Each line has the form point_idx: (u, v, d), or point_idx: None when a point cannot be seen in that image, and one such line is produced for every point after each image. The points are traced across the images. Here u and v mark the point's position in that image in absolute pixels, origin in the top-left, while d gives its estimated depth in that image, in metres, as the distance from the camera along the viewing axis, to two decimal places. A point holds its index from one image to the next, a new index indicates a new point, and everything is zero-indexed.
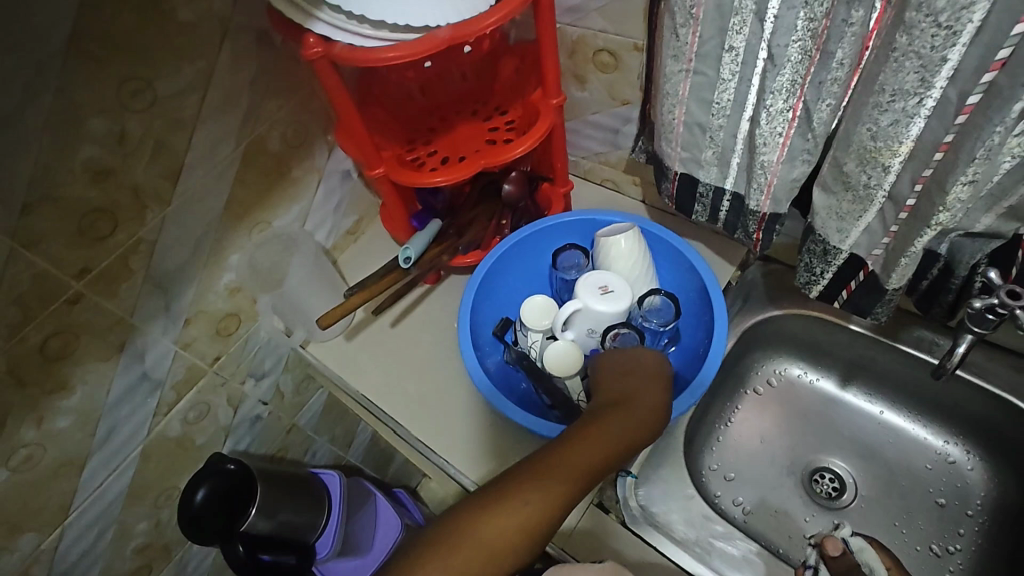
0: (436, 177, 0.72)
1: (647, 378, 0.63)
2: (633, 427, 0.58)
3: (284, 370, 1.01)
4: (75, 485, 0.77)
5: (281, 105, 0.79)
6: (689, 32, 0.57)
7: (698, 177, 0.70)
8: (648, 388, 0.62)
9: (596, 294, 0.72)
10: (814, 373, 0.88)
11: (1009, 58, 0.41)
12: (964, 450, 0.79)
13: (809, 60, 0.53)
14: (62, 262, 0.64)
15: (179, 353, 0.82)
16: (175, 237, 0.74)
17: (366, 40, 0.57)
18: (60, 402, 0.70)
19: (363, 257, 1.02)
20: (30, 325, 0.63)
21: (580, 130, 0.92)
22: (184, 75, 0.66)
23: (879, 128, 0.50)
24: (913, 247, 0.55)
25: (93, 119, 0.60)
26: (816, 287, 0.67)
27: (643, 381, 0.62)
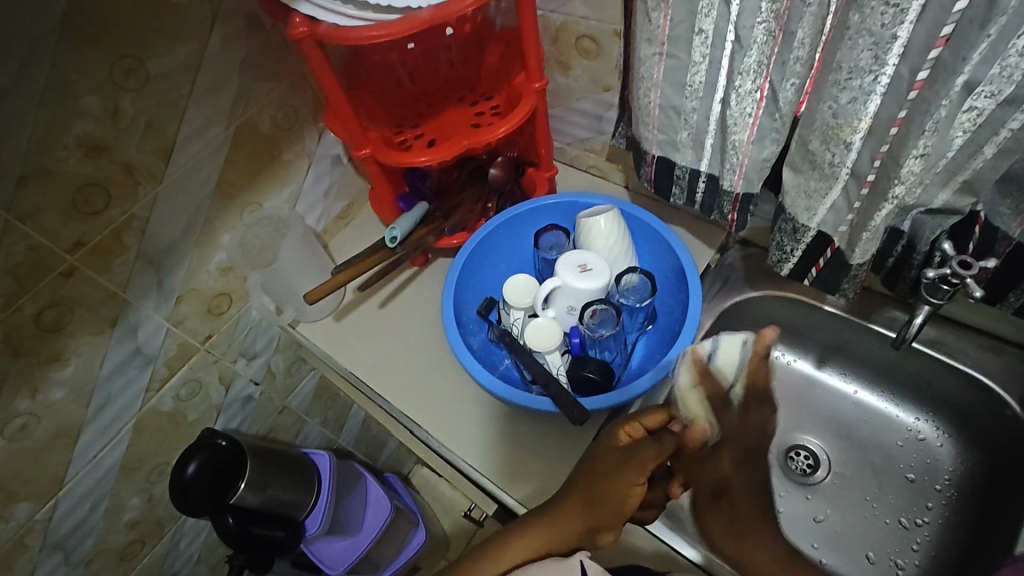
0: (421, 157, 0.75)
1: (620, 466, 0.60)
2: (605, 516, 0.59)
3: (276, 352, 1.04)
4: (69, 456, 0.79)
5: (271, 88, 0.81)
6: (660, 15, 0.59)
7: (675, 160, 0.72)
8: (620, 474, 0.59)
9: (575, 272, 0.74)
10: (791, 355, 0.90)
11: (952, 35, 0.44)
12: (934, 428, 0.81)
13: (773, 41, 0.55)
14: (56, 235, 0.66)
15: (171, 330, 0.84)
16: (167, 215, 0.76)
17: (350, 20, 0.59)
18: (54, 373, 0.72)
19: (354, 241, 1.04)
20: (25, 295, 0.66)
21: (565, 117, 0.94)
22: (176, 56, 0.68)
23: (839, 106, 0.52)
24: (872, 222, 0.57)
25: (87, 96, 0.63)
26: (786, 265, 0.69)
27: (624, 455, 0.60)
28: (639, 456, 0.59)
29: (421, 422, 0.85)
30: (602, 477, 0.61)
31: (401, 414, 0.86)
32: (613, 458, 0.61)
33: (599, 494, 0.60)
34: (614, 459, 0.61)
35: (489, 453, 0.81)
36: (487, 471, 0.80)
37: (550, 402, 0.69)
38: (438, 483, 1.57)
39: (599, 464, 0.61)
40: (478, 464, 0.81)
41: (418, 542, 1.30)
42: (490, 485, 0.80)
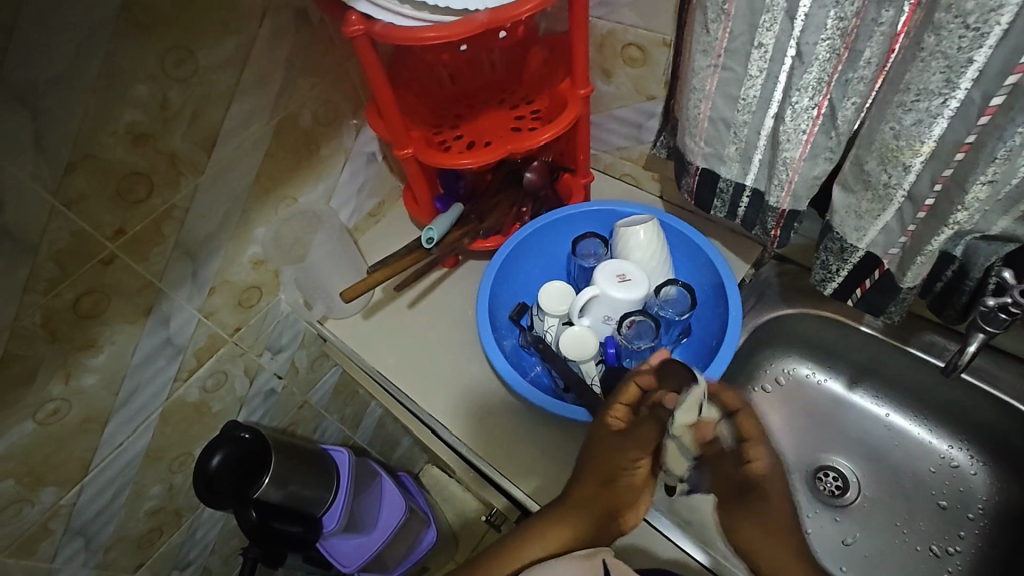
0: (464, 159, 0.74)
1: (622, 438, 0.63)
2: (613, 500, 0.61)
3: (300, 346, 1.04)
4: (96, 443, 0.79)
5: (314, 84, 0.81)
6: (720, 27, 0.58)
7: (719, 173, 0.72)
8: (623, 449, 0.63)
9: (614, 281, 0.73)
10: (822, 374, 0.89)
11: None
12: (968, 455, 0.80)
13: (837, 58, 0.55)
14: (99, 223, 0.66)
15: (202, 321, 0.84)
16: (206, 206, 0.76)
17: (407, 20, 0.58)
18: (88, 359, 0.72)
19: (383, 239, 1.03)
20: (66, 281, 0.66)
21: (603, 124, 0.93)
22: (226, 48, 0.68)
23: (902, 128, 0.51)
24: (928, 247, 0.57)
25: (138, 85, 0.62)
26: (830, 285, 0.68)
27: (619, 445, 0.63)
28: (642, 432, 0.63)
29: (447, 424, 0.84)
30: (605, 455, 0.63)
31: (423, 412, 0.86)
32: (614, 435, 0.64)
33: (612, 479, 0.62)
34: (614, 439, 0.64)
35: (516, 459, 0.80)
36: (511, 475, 0.79)
37: (586, 413, 0.68)
38: (449, 484, 1.56)
39: (602, 445, 0.64)
40: (503, 468, 0.80)
41: (429, 542, 1.29)
42: (513, 491, 0.79)
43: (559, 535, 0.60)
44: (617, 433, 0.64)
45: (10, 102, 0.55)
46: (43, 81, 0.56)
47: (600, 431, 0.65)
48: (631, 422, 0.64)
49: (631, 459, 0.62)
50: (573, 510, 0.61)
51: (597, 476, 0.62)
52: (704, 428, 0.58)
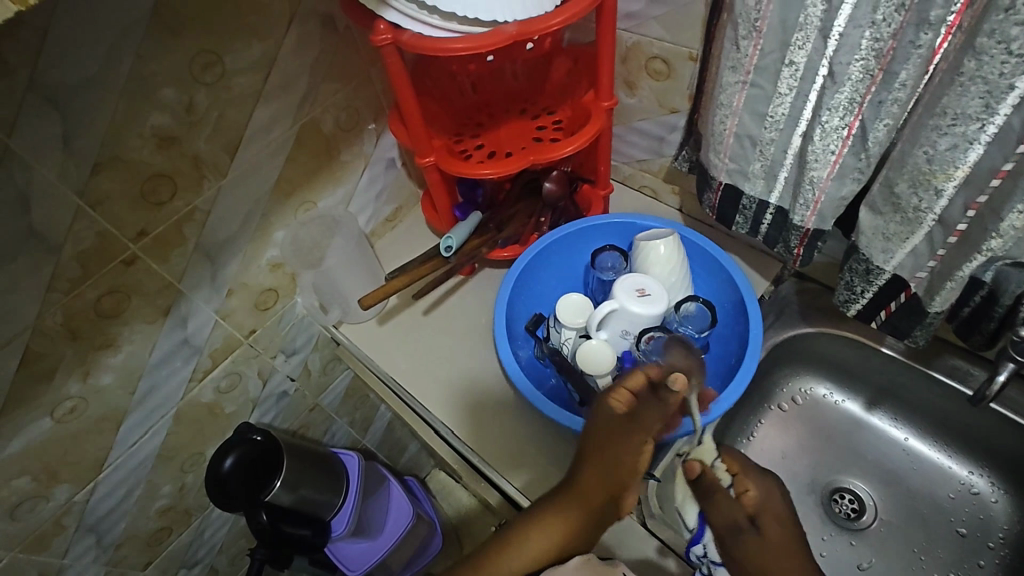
0: (484, 170, 0.73)
1: (626, 424, 0.59)
2: (613, 489, 0.61)
3: (314, 349, 1.04)
4: (111, 441, 0.80)
5: (337, 90, 0.81)
6: (750, 44, 0.58)
7: (743, 190, 0.71)
8: (628, 437, 0.60)
9: (633, 296, 0.72)
10: (840, 395, 0.88)
11: None
12: (989, 482, 0.78)
13: (870, 79, 0.54)
14: (122, 223, 0.66)
15: (219, 322, 0.84)
16: (227, 208, 0.76)
17: (435, 31, 0.58)
18: (106, 359, 0.73)
19: (400, 245, 1.03)
20: (88, 281, 0.66)
21: (624, 136, 0.93)
22: (252, 53, 0.68)
23: (936, 151, 0.50)
24: (958, 272, 0.56)
25: (165, 88, 0.63)
26: (854, 306, 0.67)
27: (618, 431, 0.60)
28: (645, 410, 0.59)
29: (460, 433, 0.84)
30: (605, 442, 0.61)
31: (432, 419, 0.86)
32: (620, 420, 0.60)
33: (615, 469, 0.61)
34: (617, 424, 0.60)
35: (529, 471, 0.80)
36: (523, 487, 0.79)
37: None
38: (455, 490, 1.55)
39: (605, 434, 0.60)
40: (515, 480, 0.79)
41: (435, 548, 1.29)
42: (523, 500, 0.78)
43: (562, 527, 0.64)
44: (621, 417, 0.59)
45: (40, 103, 0.55)
46: (73, 82, 0.56)
47: (604, 417, 0.61)
48: (632, 407, 0.59)
49: (637, 446, 0.60)
50: (573, 507, 0.64)
51: (596, 468, 0.62)
52: (692, 466, 0.62)
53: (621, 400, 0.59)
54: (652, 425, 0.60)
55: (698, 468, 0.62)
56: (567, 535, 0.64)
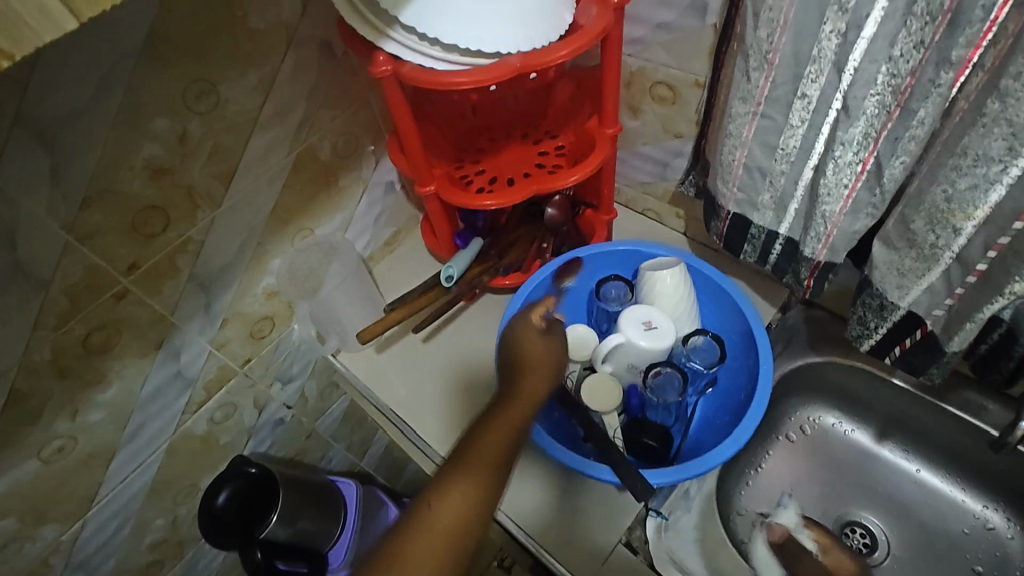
0: (486, 200, 0.71)
1: (546, 333, 0.67)
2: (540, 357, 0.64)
3: (311, 376, 1.01)
4: (101, 477, 0.77)
5: (335, 116, 0.79)
6: (761, 76, 0.56)
7: (752, 219, 0.69)
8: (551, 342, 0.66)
9: (640, 329, 0.71)
10: (849, 424, 0.86)
11: None
12: (1005, 518, 0.76)
13: (887, 115, 0.52)
14: (113, 257, 0.64)
15: (213, 353, 0.82)
16: (222, 237, 0.74)
17: (436, 62, 0.57)
18: (96, 395, 0.70)
19: (399, 270, 1.01)
20: (77, 316, 0.64)
21: (627, 160, 0.91)
22: (248, 81, 0.66)
23: (955, 191, 0.49)
24: (979, 313, 0.55)
25: (158, 119, 0.61)
26: (867, 341, 0.65)
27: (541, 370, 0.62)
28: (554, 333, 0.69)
29: None
30: (524, 355, 0.64)
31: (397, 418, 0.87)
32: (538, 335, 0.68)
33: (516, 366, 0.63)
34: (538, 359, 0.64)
35: None
36: None
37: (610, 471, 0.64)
38: None
39: (532, 359, 0.64)
40: None
41: None
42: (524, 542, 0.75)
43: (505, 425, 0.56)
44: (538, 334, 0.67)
45: (28, 137, 0.53)
46: (61, 116, 0.54)
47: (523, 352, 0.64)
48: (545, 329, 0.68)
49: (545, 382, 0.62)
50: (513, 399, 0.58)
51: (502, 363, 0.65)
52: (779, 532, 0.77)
53: (536, 341, 0.66)
54: (556, 328, 0.69)
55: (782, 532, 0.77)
56: (504, 449, 0.54)
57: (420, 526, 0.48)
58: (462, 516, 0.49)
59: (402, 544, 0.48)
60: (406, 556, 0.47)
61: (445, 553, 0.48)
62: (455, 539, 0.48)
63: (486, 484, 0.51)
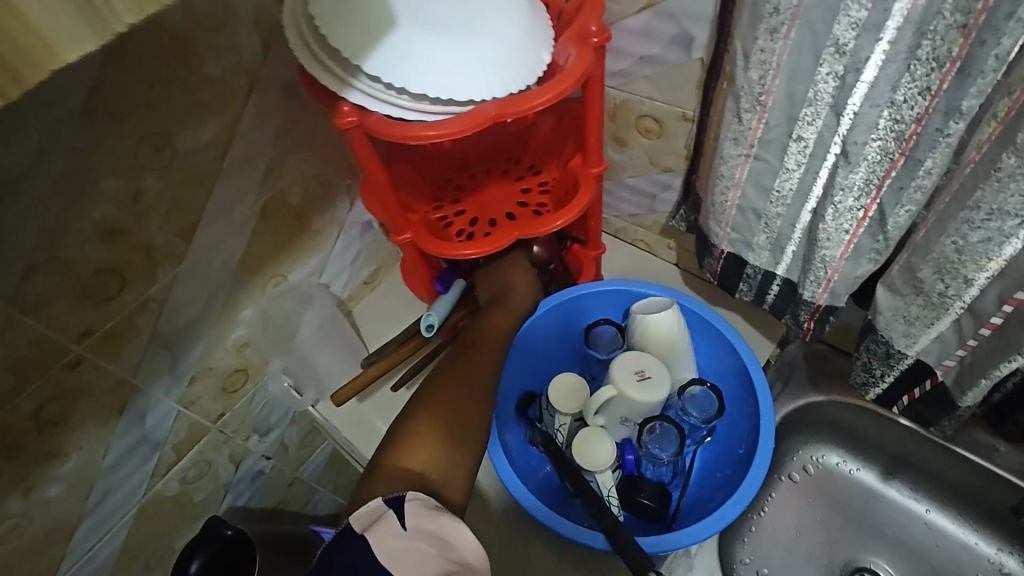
0: (466, 249, 0.67)
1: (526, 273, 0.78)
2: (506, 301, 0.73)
3: (290, 424, 0.96)
4: (63, 552, 0.72)
5: (305, 158, 0.75)
6: (754, 117, 0.52)
7: (747, 260, 0.65)
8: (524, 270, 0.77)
9: (632, 380, 0.67)
10: (854, 463, 0.82)
11: None
12: (1020, 562, 0.73)
13: (890, 162, 0.48)
14: (64, 325, 0.59)
15: (182, 412, 0.77)
16: (186, 293, 0.69)
17: (405, 112, 0.53)
18: (53, 470, 0.65)
19: (380, 309, 0.97)
20: (25, 392, 0.59)
21: (614, 191, 0.87)
22: (207, 131, 0.62)
23: (967, 243, 0.46)
24: (996, 371, 0.51)
25: (108, 178, 0.56)
26: (873, 389, 0.62)
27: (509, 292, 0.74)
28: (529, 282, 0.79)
29: None
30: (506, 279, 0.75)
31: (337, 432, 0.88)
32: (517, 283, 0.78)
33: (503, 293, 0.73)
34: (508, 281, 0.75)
35: None
36: None
37: (603, 538, 0.60)
38: None
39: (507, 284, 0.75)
40: None
41: None
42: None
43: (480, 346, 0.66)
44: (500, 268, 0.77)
45: None
46: None
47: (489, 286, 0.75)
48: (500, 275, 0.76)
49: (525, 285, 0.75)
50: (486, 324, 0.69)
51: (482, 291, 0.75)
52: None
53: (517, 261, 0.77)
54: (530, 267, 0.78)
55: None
56: (484, 360, 0.63)
57: (424, 405, 0.56)
58: (456, 397, 0.58)
59: (415, 425, 0.54)
60: (420, 428, 0.54)
61: (451, 426, 0.55)
62: (454, 414, 0.56)
63: (470, 387, 0.60)
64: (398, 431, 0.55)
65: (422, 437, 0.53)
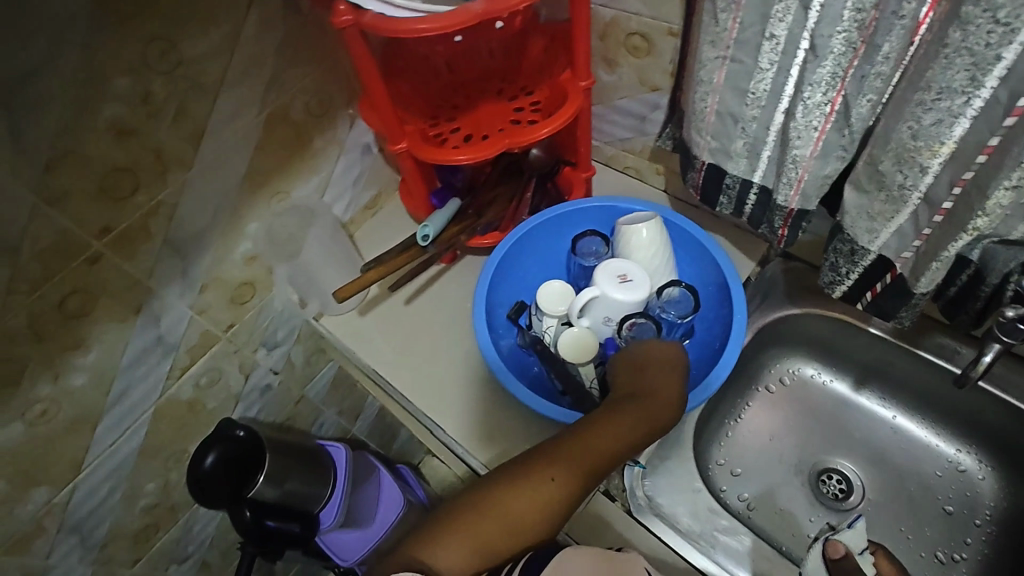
0: (459, 155, 0.71)
1: (644, 382, 0.63)
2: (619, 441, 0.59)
3: (297, 341, 1.02)
4: (87, 442, 0.78)
5: (305, 75, 0.78)
6: (729, 16, 0.55)
7: (726, 169, 0.68)
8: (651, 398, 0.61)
9: (615, 282, 0.71)
10: (828, 374, 0.87)
11: None
12: (976, 460, 0.78)
13: (853, 52, 0.51)
14: (83, 221, 0.64)
15: (194, 318, 0.83)
16: (194, 201, 0.73)
17: (400, 10, 0.56)
18: (76, 359, 0.71)
19: (380, 233, 1.01)
20: (49, 282, 0.64)
21: (606, 115, 0.90)
22: (211, 38, 0.65)
23: (921, 127, 0.49)
24: (945, 252, 0.55)
25: (119, 78, 0.60)
26: (839, 288, 0.66)
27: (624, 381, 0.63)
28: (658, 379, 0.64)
29: (444, 424, 0.82)
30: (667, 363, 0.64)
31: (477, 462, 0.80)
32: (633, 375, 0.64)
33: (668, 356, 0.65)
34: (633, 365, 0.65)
35: (506, 452, 0.79)
36: None
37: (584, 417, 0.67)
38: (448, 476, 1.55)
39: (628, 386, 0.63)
40: None
41: None
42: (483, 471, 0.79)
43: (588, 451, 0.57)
44: (641, 374, 0.64)
45: None
46: (18, 74, 0.53)
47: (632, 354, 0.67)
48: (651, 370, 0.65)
49: (646, 413, 0.60)
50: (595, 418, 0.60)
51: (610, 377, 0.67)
52: (834, 546, 0.64)
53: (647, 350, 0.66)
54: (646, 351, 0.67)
55: (842, 546, 0.64)
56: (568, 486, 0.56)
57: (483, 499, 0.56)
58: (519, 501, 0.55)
59: (489, 510, 0.55)
60: (487, 520, 0.54)
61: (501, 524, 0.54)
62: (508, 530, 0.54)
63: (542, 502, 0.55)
64: (475, 501, 0.56)
65: (486, 517, 0.54)
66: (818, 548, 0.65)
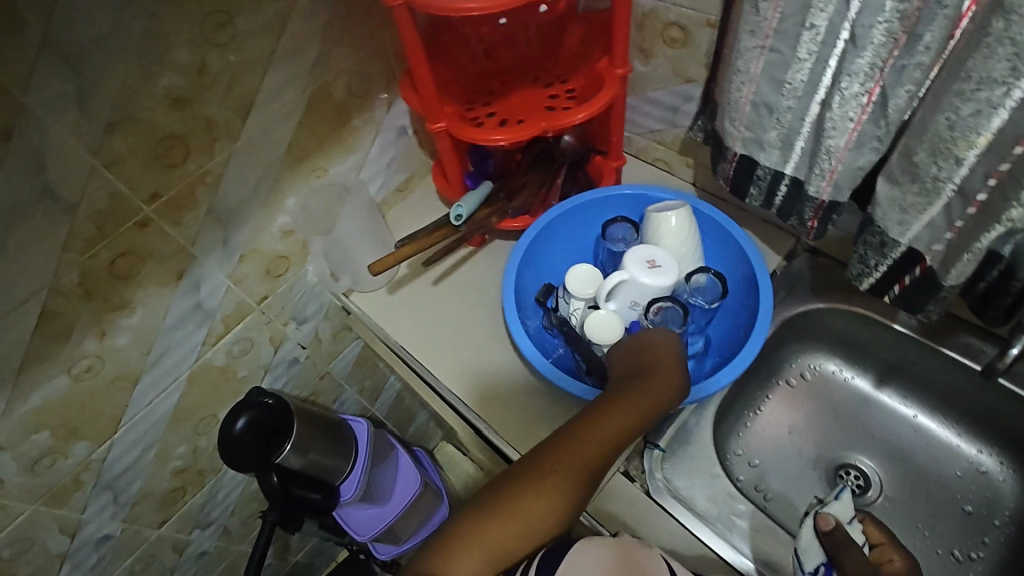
0: (497, 135, 0.74)
1: (654, 370, 0.64)
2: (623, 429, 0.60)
3: (325, 318, 1.05)
4: (126, 401, 0.81)
5: (348, 55, 0.80)
6: (770, 7, 0.56)
7: (758, 160, 0.69)
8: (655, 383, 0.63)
9: (644, 267, 0.72)
10: (850, 371, 0.87)
11: None
12: (997, 461, 0.78)
13: (893, 43, 0.52)
14: (137, 185, 0.67)
15: (231, 288, 0.85)
16: (239, 173, 0.76)
17: None
18: (122, 319, 0.74)
19: (410, 215, 1.03)
20: (102, 242, 0.67)
21: (638, 106, 0.91)
22: (264, 15, 0.68)
23: (958, 117, 0.49)
24: (977, 243, 0.55)
25: (178, 49, 0.62)
26: (867, 280, 0.67)
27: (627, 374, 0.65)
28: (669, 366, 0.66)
29: (468, 401, 0.84)
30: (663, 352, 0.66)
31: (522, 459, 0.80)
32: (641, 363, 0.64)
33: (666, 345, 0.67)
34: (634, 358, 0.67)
35: (528, 430, 0.81)
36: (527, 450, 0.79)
37: None
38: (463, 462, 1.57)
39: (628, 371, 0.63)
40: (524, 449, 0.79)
41: (441, 517, 1.31)
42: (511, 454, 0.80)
43: (595, 442, 0.58)
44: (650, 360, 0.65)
45: (55, 61, 0.55)
46: (88, 40, 0.56)
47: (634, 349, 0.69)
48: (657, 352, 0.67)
49: (654, 402, 0.61)
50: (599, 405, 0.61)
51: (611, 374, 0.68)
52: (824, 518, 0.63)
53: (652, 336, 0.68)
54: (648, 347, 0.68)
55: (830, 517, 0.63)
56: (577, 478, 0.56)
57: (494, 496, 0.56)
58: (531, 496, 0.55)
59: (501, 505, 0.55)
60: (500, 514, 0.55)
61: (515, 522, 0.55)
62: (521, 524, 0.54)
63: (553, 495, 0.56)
64: (492, 496, 0.56)
65: (509, 517, 0.54)
66: (809, 523, 0.64)
